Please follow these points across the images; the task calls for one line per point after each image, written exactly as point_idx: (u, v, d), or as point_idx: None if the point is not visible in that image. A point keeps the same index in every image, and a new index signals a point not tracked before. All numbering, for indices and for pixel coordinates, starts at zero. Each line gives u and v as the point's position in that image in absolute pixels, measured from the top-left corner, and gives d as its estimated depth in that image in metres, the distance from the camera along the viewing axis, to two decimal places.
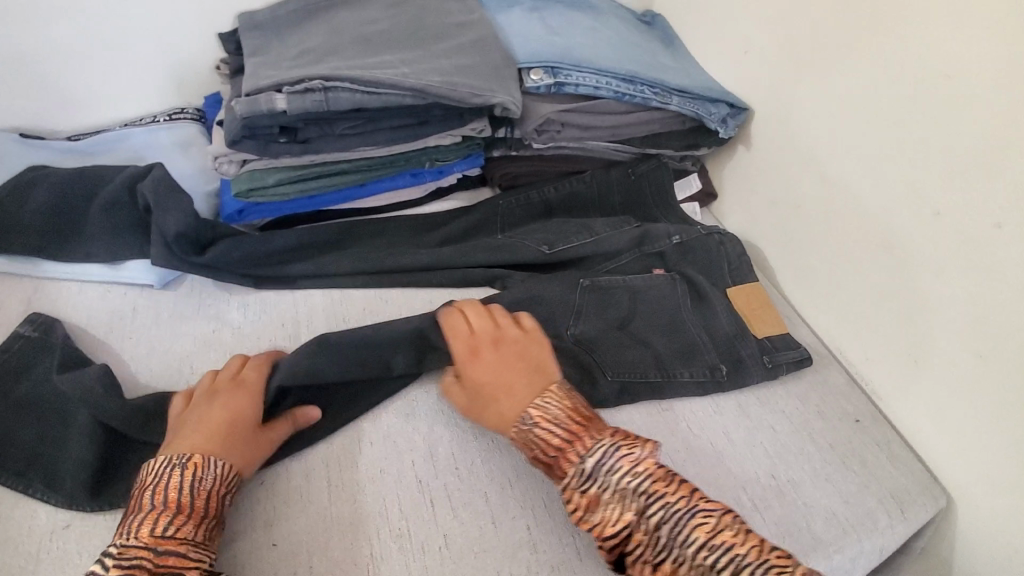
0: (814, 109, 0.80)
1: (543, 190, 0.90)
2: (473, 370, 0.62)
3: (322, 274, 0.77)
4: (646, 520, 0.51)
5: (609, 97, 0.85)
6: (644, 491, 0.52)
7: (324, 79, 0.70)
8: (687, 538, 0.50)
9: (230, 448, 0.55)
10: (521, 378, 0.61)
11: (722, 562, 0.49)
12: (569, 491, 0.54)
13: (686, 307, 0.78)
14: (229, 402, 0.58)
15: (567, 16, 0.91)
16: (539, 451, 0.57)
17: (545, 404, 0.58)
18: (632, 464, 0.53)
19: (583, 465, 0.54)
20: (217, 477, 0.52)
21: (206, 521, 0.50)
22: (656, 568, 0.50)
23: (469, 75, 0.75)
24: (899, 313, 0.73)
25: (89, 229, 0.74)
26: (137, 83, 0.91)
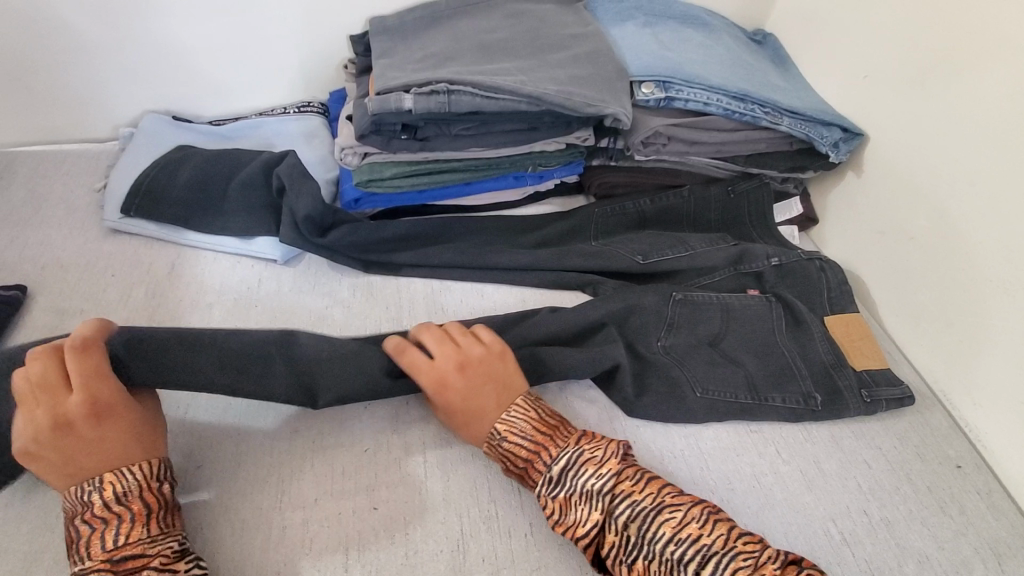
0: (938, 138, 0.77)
1: (640, 201, 0.91)
2: (441, 395, 0.62)
3: (425, 265, 0.82)
4: (614, 519, 0.55)
5: (718, 114, 0.85)
6: (608, 491, 0.55)
7: (449, 83, 0.75)
8: (655, 533, 0.53)
9: (144, 444, 0.55)
10: (489, 396, 0.62)
11: (686, 553, 0.52)
12: (541, 499, 0.57)
13: (780, 331, 0.77)
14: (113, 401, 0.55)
15: (680, 33, 0.92)
16: (509, 463, 0.60)
17: (512, 418, 0.61)
18: (596, 468, 0.57)
19: (551, 472, 0.57)
20: (154, 471, 0.54)
21: (159, 513, 0.52)
22: (628, 565, 0.53)
23: (583, 86, 0.78)
24: (1016, 359, 0.68)
25: (228, 204, 0.83)
26: (274, 78, 1.01)
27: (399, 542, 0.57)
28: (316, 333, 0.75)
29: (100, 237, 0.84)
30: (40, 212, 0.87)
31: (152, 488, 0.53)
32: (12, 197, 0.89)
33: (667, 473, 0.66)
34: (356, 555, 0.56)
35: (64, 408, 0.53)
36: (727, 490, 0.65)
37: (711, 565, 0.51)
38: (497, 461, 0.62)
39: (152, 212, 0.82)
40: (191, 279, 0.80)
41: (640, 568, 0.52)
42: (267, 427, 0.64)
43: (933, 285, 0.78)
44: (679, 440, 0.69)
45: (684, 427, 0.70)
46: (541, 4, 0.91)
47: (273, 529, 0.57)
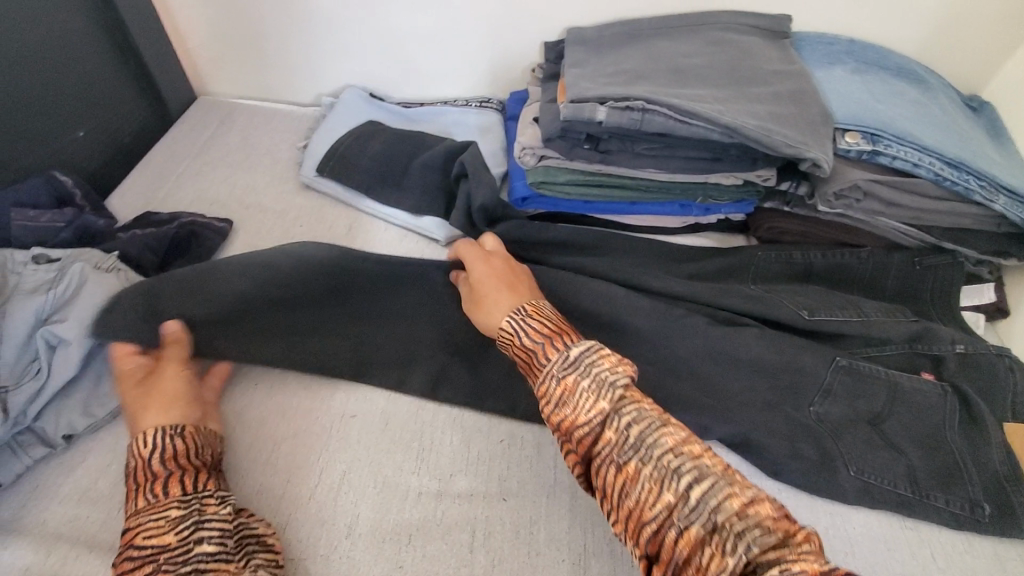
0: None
1: (809, 253, 0.85)
2: (477, 271, 0.68)
3: (578, 274, 0.83)
4: (617, 416, 0.52)
5: (925, 177, 0.79)
6: (618, 387, 0.53)
7: (646, 101, 0.75)
8: (655, 441, 0.50)
9: (142, 420, 0.57)
10: (522, 285, 0.66)
11: (683, 466, 0.48)
12: (550, 378, 0.55)
13: (952, 426, 0.69)
14: (133, 381, 0.61)
15: (892, 84, 0.86)
16: (522, 340, 0.59)
17: (541, 304, 0.62)
18: (614, 364, 0.54)
19: (568, 353, 0.55)
20: (144, 442, 0.55)
21: (149, 486, 0.53)
22: (620, 466, 0.50)
23: (783, 124, 0.75)
24: None
25: (407, 181, 0.88)
26: (463, 72, 1.07)
27: (522, 539, 0.57)
28: None
29: (294, 189, 0.94)
30: (250, 158, 0.99)
31: (145, 457, 0.54)
32: (229, 141, 1.02)
33: None
34: (481, 539, 0.57)
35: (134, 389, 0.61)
36: None
37: (706, 480, 0.47)
38: (508, 338, 0.61)
39: (342, 175, 0.90)
40: (364, 243, 0.87)
41: (632, 471, 0.49)
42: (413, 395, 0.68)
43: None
44: (822, 515, 0.65)
45: (831, 505, 0.66)
46: (745, 35, 0.89)
47: (409, 493, 0.60)
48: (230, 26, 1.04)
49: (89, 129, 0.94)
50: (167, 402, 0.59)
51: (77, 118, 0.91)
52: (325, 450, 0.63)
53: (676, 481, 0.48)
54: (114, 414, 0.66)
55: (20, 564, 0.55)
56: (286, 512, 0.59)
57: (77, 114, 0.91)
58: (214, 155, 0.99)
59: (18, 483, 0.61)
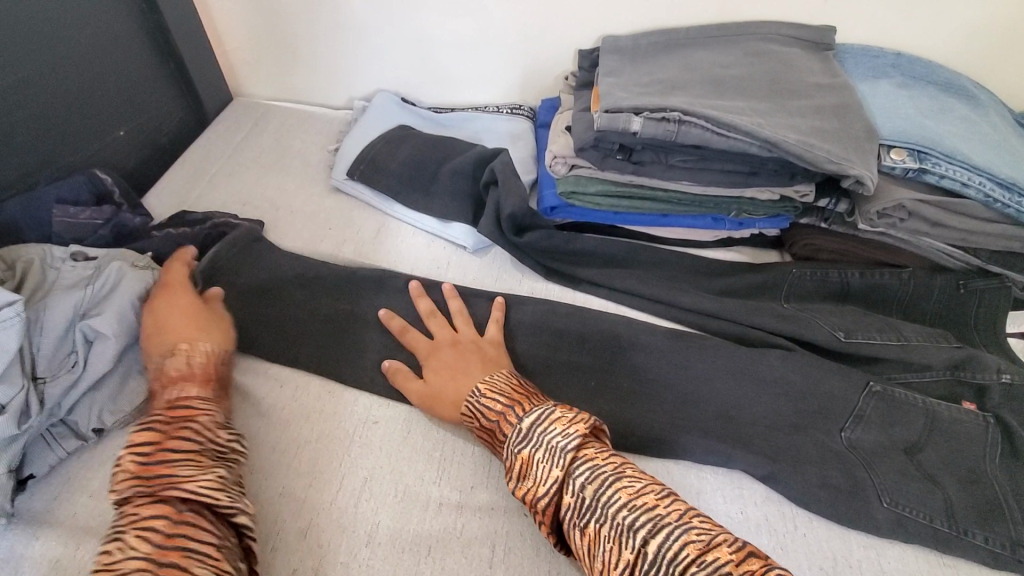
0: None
1: (846, 272, 0.82)
2: (428, 363, 0.68)
3: (605, 285, 0.81)
4: (571, 480, 0.52)
5: (974, 198, 0.75)
6: (571, 451, 0.53)
7: (683, 112, 0.74)
8: (609, 498, 0.51)
9: (197, 334, 0.66)
10: (474, 365, 0.66)
11: (636, 522, 0.49)
12: (507, 452, 0.55)
13: (998, 459, 0.66)
14: (185, 303, 0.69)
15: (939, 100, 0.83)
16: (483, 420, 0.59)
17: (493, 380, 0.62)
18: (564, 425, 0.55)
19: (519, 425, 0.56)
20: (200, 352, 0.64)
21: (201, 386, 0.61)
22: (582, 530, 0.51)
23: (826, 139, 0.72)
24: None
25: (437, 187, 0.88)
26: (494, 79, 1.07)
27: (542, 557, 0.56)
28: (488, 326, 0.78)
29: (323, 191, 0.94)
30: (281, 160, 1.00)
31: (203, 366, 0.63)
32: (261, 144, 1.03)
33: None
34: (501, 554, 0.56)
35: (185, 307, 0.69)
36: None
37: (662, 533, 0.48)
38: (472, 425, 0.61)
39: (372, 180, 0.90)
40: (391, 247, 0.87)
41: (594, 533, 0.50)
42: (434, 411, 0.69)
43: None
44: (856, 547, 0.62)
45: (864, 537, 0.63)
46: (785, 46, 0.87)
47: (430, 503, 0.59)
48: (267, 30, 1.06)
49: (129, 129, 0.96)
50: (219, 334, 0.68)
51: (117, 118, 0.93)
52: (345, 458, 0.63)
53: (632, 538, 0.48)
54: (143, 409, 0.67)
55: (50, 555, 0.56)
56: (307, 516, 0.59)
57: (117, 112, 0.93)
58: (246, 156, 1.00)
59: (52, 474, 0.62)
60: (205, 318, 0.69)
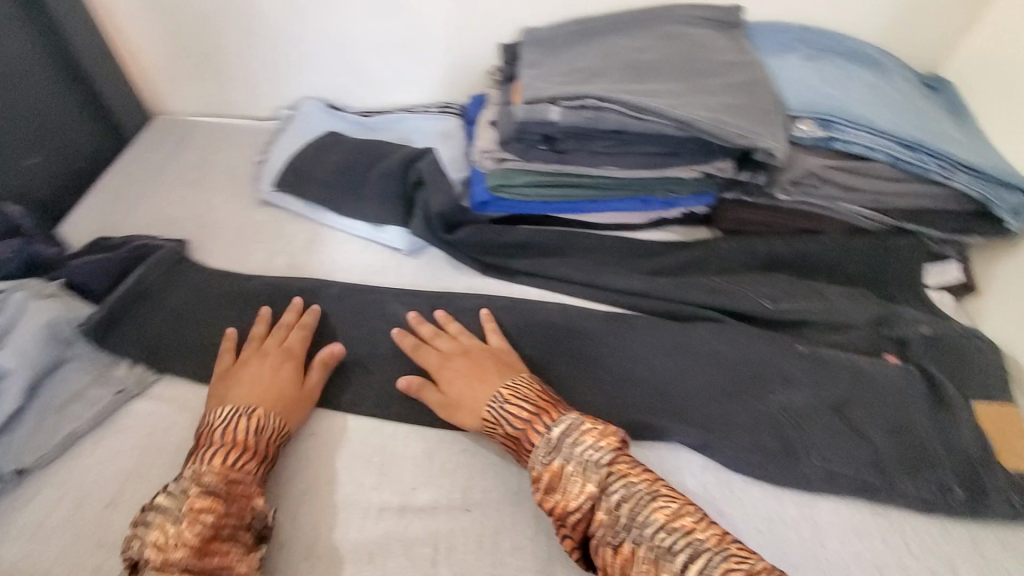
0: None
1: (772, 242, 0.85)
2: (443, 372, 0.66)
3: (541, 275, 0.82)
4: (607, 497, 0.52)
5: (883, 160, 0.79)
6: (604, 465, 0.53)
7: (599, 99, 0.75)
8: (647, 518, 0.50)
9: (275, 403, 0.62)
10: (489, 368, 0.65)
11: (674, 541, 0.49)
12: (535, 463, 0.55)
13: (922, 408, 0.69)
14: (277, 365, 0.66)
15: (846, 69, 0.86)
16: (508, 426, 0.58)
17: (515, 384, 0.61)
18: (597, 437, 0.55)
19: (549, 436, 0.55)
20: (274, 427, 0.60)
21: (261, 462, 0.58)
22: (618, 546, 0.51)
23: (738, 115, 0.74)
24: None
25: (366, 190, 0.86)
26: (421, 78, 1.06)
27: (485, 550, 0.56)
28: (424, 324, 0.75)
29: (252, 205, 0.92)
30: (207, 177, 0.97)
31: (270, 436, 0.59)
32: (186, 162, 1.00)
33: (773, 541, 0.62)
34: (445, 552, 0.56)
35: (275, 363, 0.66)
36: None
37: (700, 553, 0.48)
38: (497, 434, 0.60)
39: (299, 189, 0.89)
40: (325, 255, 0.86)
41: (629, 551, 0.50)
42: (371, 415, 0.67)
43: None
44: (791, 506, 0.64)
45: (799, 495, 0.65)
46: (697, 27, 0.89)
47: (371, 508, 0.59)
48: (182, 44, 1.02)
49: (40, 156, 0.92)
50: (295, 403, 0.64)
51: (25, 145, 0.89)
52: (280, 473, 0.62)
53: (669, 557, 0.48)
54: (68, 445, 0.64)
55: None
56: None
57: (26, 140, 0.89)
58: (169, 175, 0.97)
59: None
60: (292, 387, 0.65)
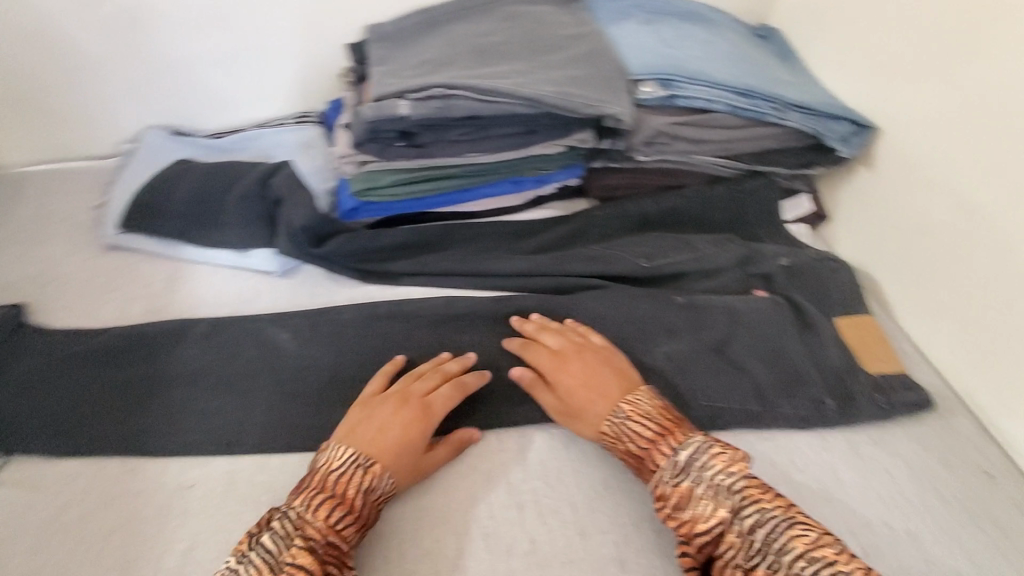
0: (1007, 112, 0.67)
1: (642, 203, 0.88)
2: (561, 381, 0.65)
3: (423, 272, 0.81)
4: (739, 521, 0.52)
5: (722, 110, 0.83)
6: (732, 488, 0.53)
7: (445, 87, 0.74)
8: (785, 546, 0.50)
9: (391, 459, 0.58)
10: (607, 380, 0.64)
11: (802, 565, 0.49)
12: (660, 482, 0.56)
13: (791, 334, 0.74)
14: (411, 415, 0.61)
15: (681, 29, 0.90)
16: (631, 443, 0.59)
17: (636, 400, 0.61)
18: (728, 463, 0.55)
19: (677, 457, 0.56)
20: (385, 488, 0.57)
21: (363, 525, 0.55)
22: (747, 569, 0.51)
23: (582, 86, 0.76)
24: None
25: (224, 216, 0.81)
26: (273, 90, 1.00)
27: (391, 565, 0.57)
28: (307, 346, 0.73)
29: (99, 252, 0.84)
30: (42, 229, 0.87)
31: (374, 498, 0.56)
32: (16, 217, 0.89)
33: None
34: None
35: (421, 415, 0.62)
36: None
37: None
38: (615, 445, 0.61)
39: (148, 226, 0.82)
40: (191, 291, 0.80)
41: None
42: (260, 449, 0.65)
43: (972, 280, 0.71)
44: None
45: None
46: (537, 5, 0.90)
47: None
48: None
49: None
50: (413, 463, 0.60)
51: None
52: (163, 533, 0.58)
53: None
54: None
55: None
56: None
57: None
58: None
59: None
60: (419, 437, 0.60)
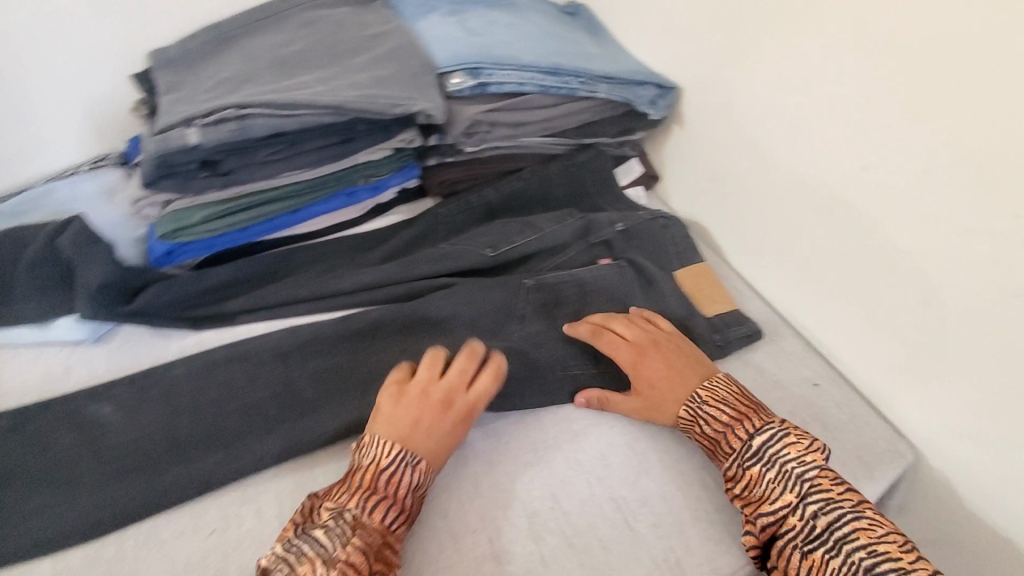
0: (797, 68, 0.72)
1: (484, 193, 0.89)
2: (645, 373, 0.67)
3: (260, 306, 0.75)
4: (803, 506, 0.55)
5: (535, 92, 0.85)
6: (800, 477, 0.56)
7: (238, 107, 0.68)
8: (848, 536, 0.53)
9: (434, 458, 0.58)
10: (686, 369, 0.67)
11: (859, 556, 0.51)
12: (732, 465, 0.60)
13: (635, 294, 0.78)
14: (450, 410, 0.61)
15: (487, 16, 0.91)
16: (705, 426, 0.63)
17: (714, 386, 0.64)
18: (800, 453, 0.57)
19: (751, 442, 0.59)
20: (429, 482, 0.58)
21: (410, 520, 0.56)
22: (805, 552, 0.53)
23: (388, 86, 0.74)
24: (865, 271, 0.69)
25: (17, 290, 0.71)
26: (56, 136, 0.88)
27: None
28: (133, 415, 0.65)
29: None
30: None
31: (417, 498, 0.56)
32: None
33: (543, 465, 0.65)
34: None
35: (455, 409, 0.61)
36: (602, 468, 0.65)
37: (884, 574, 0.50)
38: (692, 430, 0.64)
39: None
40: None
41: (819, 560, 0.52)
42: (92, 541, 0.58)
43: (777, 216, 0.79)
44: (553, 427, 0.68)
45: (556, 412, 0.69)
46: (335, 8, 0.86)
47: None
48: None
49: None
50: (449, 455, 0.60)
51: None
52: None
53: (849, 566, 0.51)
54: None
55: None
56: None
57: None
58: None
59: None
60: (455, 431, 0.60)
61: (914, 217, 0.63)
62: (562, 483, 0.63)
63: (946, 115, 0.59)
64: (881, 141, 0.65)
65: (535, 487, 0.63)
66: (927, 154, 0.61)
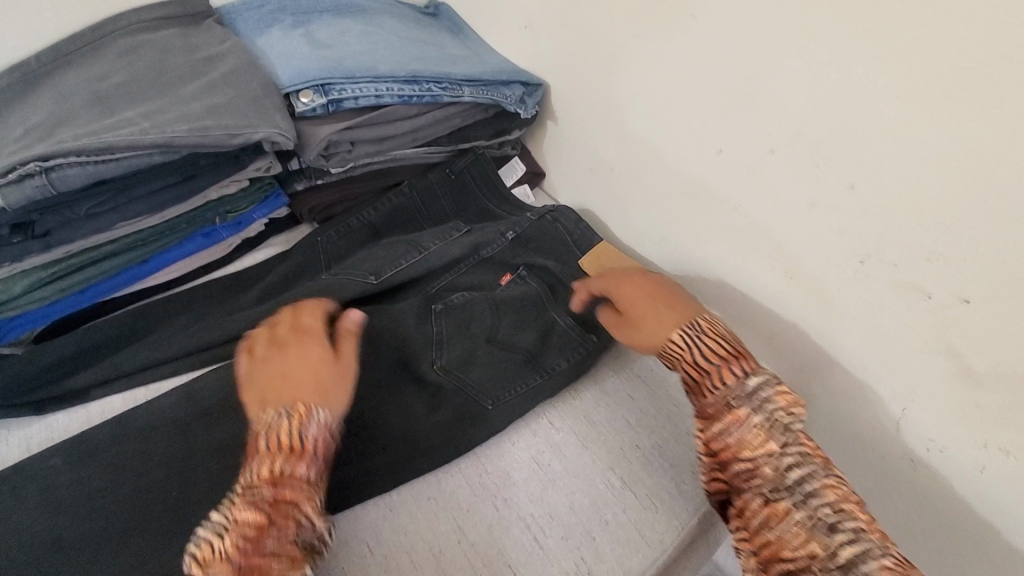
0: (647, 53, 0.71)
1: (362, 214, 0.83)
2: (633, 295, 0.67)
3: (114, 376, 0.67)
4: (782, 456, 0.54)
5: (396, 102, 0.80)
6: (786, 425, 0.55)
7: (42, 159, 0.58)
8: (817, 491, 0.52)
9: (311, 395, 0.54)
10: (677, 300, 0.67)
11: (825, 511, 0.51)
12: (716, 399, 0.58)
13: (548, 300, 0.74)
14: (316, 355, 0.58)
15: (337, 27, 0.85)
16: (696, 354, 0.61)
17: (714, 322, 0.64)
18: (789, 403, 0.57)
19: (741, 382, 0.58)
20: (318, 428, 0.52)
21: (316, 460, 0.51)
22: (769, 499, 0.53)
23: (224, 115, 0.67)
24: (735, 249, 0.71)
25: None
26: None
27: None
28: None
29: None
30: None
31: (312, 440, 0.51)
32: None
33: (446, 499, 0.62)
34: None
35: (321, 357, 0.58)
36: (508, 489, 0.63)
37: (846, 530, 0.50)
38: (679, 352, 0.62)
39: None
40: None
41: (783, 508, 0.52)
42: None
43: (651, 203, 0.80)
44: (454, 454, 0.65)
45: None
46: (162, 33, 0.77)
47: None
48: None
49: None
50: (330, 389, 0.56)
51: None
52: None
53: (812, 519, 0.51)
54: None
55: None
56: None
57: None
58: None
59: None
60: (328, 371, 0.57)
61: (765, 195, 0.65)
62: (466, 514, 0.61)
63: (771, 92, 0.60)
64: (727, 123, 0.66)
65: (439, 522, 0.60)
66: (771, 130, 0.62)
